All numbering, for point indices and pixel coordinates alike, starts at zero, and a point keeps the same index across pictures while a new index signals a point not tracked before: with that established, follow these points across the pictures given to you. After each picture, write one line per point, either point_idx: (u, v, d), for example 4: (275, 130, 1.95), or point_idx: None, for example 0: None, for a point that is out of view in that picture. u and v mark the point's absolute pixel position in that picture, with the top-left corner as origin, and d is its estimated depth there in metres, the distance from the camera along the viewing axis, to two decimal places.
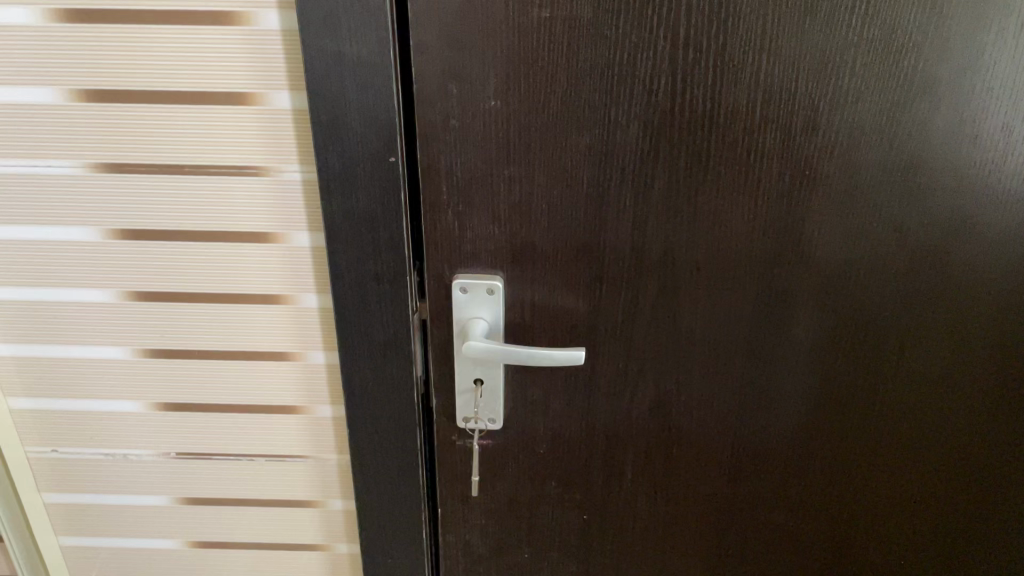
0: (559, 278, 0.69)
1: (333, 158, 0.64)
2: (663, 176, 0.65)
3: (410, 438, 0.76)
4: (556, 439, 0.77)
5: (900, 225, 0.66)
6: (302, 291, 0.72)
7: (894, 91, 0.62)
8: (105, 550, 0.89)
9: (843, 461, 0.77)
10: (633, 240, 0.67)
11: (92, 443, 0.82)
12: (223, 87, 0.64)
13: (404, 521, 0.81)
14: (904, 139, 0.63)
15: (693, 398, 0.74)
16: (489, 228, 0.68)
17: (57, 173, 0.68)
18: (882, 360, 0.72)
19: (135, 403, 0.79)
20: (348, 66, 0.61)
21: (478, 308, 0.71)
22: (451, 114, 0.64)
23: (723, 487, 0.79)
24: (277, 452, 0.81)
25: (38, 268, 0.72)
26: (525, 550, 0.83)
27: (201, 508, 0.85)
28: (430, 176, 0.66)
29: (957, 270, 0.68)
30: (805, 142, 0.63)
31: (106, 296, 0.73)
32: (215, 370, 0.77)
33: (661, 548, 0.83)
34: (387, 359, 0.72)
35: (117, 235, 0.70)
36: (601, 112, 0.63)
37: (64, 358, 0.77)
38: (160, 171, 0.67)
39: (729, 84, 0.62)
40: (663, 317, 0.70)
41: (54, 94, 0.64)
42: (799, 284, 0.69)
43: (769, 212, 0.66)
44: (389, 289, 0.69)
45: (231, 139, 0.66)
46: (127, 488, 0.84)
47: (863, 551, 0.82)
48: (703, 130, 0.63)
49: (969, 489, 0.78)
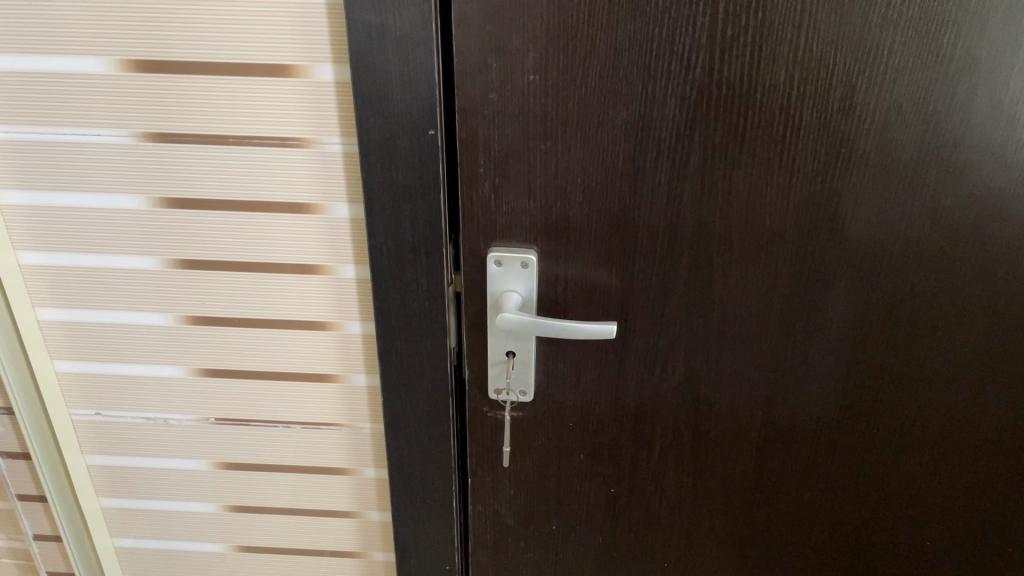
0: (593, 252, 0.70)
1: (374, 130, 0.65)
2: (699, 151, 0.65)
3: (441, 408, 0.78)
4: (585, 412, 0.78)
5: (935, 204, 0.66)
6: (340, 262, 0.74)
7: (936, 69, 0.61)
8: (145, 512, 0.92)
9: (873, 439, 0.77)
10: (667, 216, 0.68)
11: (134, 408, 0.84)
12: (267, 60, 0.66)
13: (435, 488, 0.83)
14: (943, 118, 0.63)
15: (722, 374, 0.75)
16: (525, 202, 0.68)
17: (106, 141, 0.70)
18: (915, 340, 0.72)
19: (177, 370, 0.82)
20: (390, 38, 0.61)
21: (513, 282, 0.72)
22: (489, 88, 0.64)
23: (751, 462, 0.80)
24: (313, 420, 0.84)
25: (87, 234, 0.75)
26: (553, 521, 0.85)
27: (239, 472, 0.88)
28: (468, 148, 0.67)
29: (992, 252, 0.68)
30: (841, 120, 0.63)
31: (151, 264, 0.76)
32: (255, 338, 0.79)
33: (688, 524, 0.84)
34: (421, 330, 0.74)
35: (163, 205, 0.73)
36: (638, 87, 0.63)
37: (109, 323, 0.79)
38: (206, 141, 0.69)
39: (769, 59, 0.61)
40: (696, 291, 0.71)
41: (106, 64, 0.67)
42: (833, 262, 0.69)
43: (805, 189, 0.66)
44: (425, 261, 0.71)
45: (275, 111, 0.68)
46: (167, 452, 0.87)
47: (887, 532, 0.83)
48: (740, 107, 0.63)
49: (996, 473, 0.78)
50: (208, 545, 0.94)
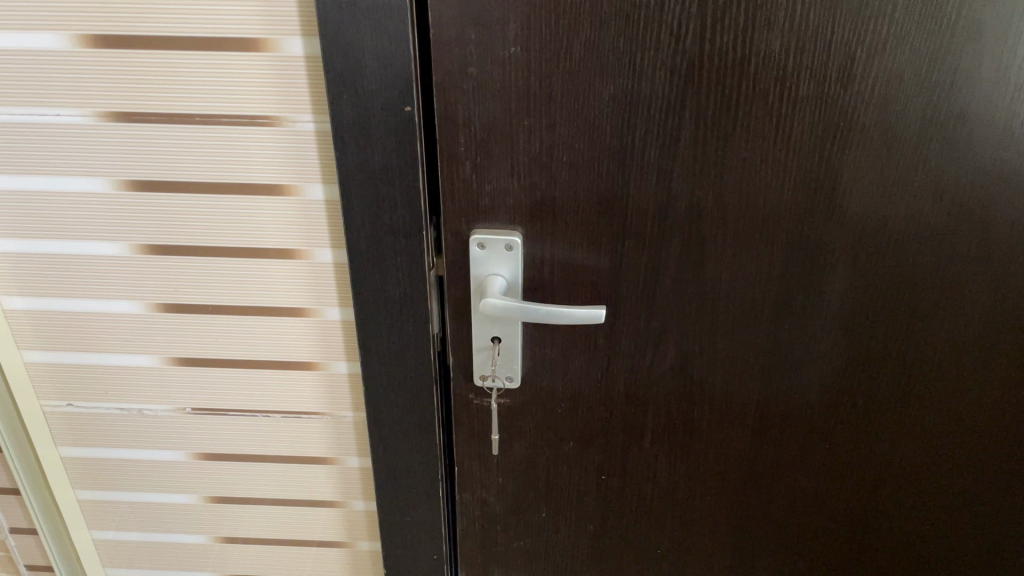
0: (580, 233, 0.67)
1: (347, 108, 0.61)
2: (691, 126, 0.62)
3: (425, 395, 0.75)
4: (574, 399, 0.75)
5: (936, 179, 0.63)
6: (316, 246, 0.71)
7: (940, 37, 0.58)
8: (123, 503, 0.89)
9: (871, 422, 0.75)
10: (657, 195, 0.65)
11: (107, 398, 0.82)
12: (234, 34, 0.62)
13: (419, 477, 0.81)
14: (947, 89, 0.60)
15: (716, 358, 0.72)
16: (509, 182, 0.65)
17: (67, 122, 0.67)
18: (916, 321, 0.70)
19: (150, 359, 0.79)
20: (362, 9, 0.58)
21: (497, 265, 0.69)
22: (469, 62, 0.60)
23: (746, 448, 0.77)
24: (293, 409, 0.81)
25: (51, 218, 0.71)
26: (542, 510, 0.83)
27: (219, 463, 0.85)
28: (447, 126, 0.63)
29: (996, 229, 0.65)
30: (840, 91, 0.60)
31: (119, 250, 0.72)
32: (230, 325, 0.76)
33: (681, 511, 0.82)
34: (403, 316, 0.71)
35: (130, 187, 0.69)
36: (626, 59, 0.59)
37: (77, 311, 0.76)
38: (171, 121, 0.66)
39: (764, 28, 0.58)
40: (688, 273, 0.68)
41: (64, 39, 0.63)
42: (831, 241, 0.66)
43: (802, 165, 0.63)
44: (405, 245, 0.67)
45: (243, 87, 0.64)
46: (143, 443, 0.84)
47: (885, 517, 0.81)
48: (734, 79, 0.60)
49: (996, 456, 0.76)
50: (190, 537, 0.91)
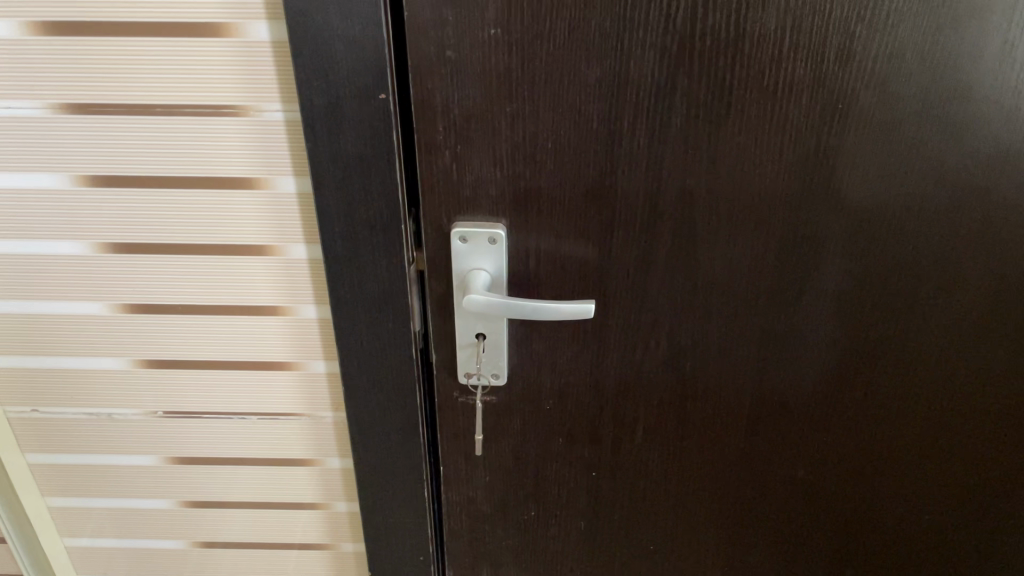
0: (566, 223, 0.64)
1: (318, 96, 0.58)
2: (682, 111, 0.58)
3: (407, 394, 0.72)
4: (563, 394, 0.72)
5: (937, 161, 0.60)
6: (289, 242, 0.67)
7: (944, 12, 0.54)
8: (96, 509, 0.86)
9: (869, 412, 0.73)
10: (647, 183, 0.62)
11: (75, 402, 0.78)
12: (194, 19, 0.58)
13: (403, 477, 0.78)
14: (949, 67, 0.57)
15: (709, 349, 0.69)
16: (491, 172, 0.62)
17: (18, 115, 0.62)
18: (915, 308, 0.67)
19: (118, 362, 0.75)
20: None
21: (480, 259, 0.65)
22: (446, 45, 0.57)
23: (740, 441, 0.75)
24: (270, 410, 0.78)
25: (6, 218, 0.67)
26: (531, 508, 0.80)
27: (195, 467, 0.82)
28: (424, 114, 0.60)
29: (999, 212, 0.62)
30: (839, 71, 0.57)
31: (81, 249, 0.68)
32: (201, 326, 0.72)
33: (674, 506, 0.79)
34: (382, 313, 0.68)
35: (88, 183, 0.65)
36: (612, 40, 0.56)
37: (38, 314, 0.72)
38: (130, 112, 0.62)
39: (758, 6, 0.54)
40: (680, 263, 0.65)
41: (11, 27, 0.59)
42: (828, 227, 0.63)
43: (798, 149, 0.60)
44: (383, 239, 0.64)
45: (206, 75, 0.60)
46: (115, 447, 0.81)
47: (882, 508, 0.78)
48: (727, 60, 0.56)
49: (997, 445, 0.74)
50: (167, 542, 0.88)
